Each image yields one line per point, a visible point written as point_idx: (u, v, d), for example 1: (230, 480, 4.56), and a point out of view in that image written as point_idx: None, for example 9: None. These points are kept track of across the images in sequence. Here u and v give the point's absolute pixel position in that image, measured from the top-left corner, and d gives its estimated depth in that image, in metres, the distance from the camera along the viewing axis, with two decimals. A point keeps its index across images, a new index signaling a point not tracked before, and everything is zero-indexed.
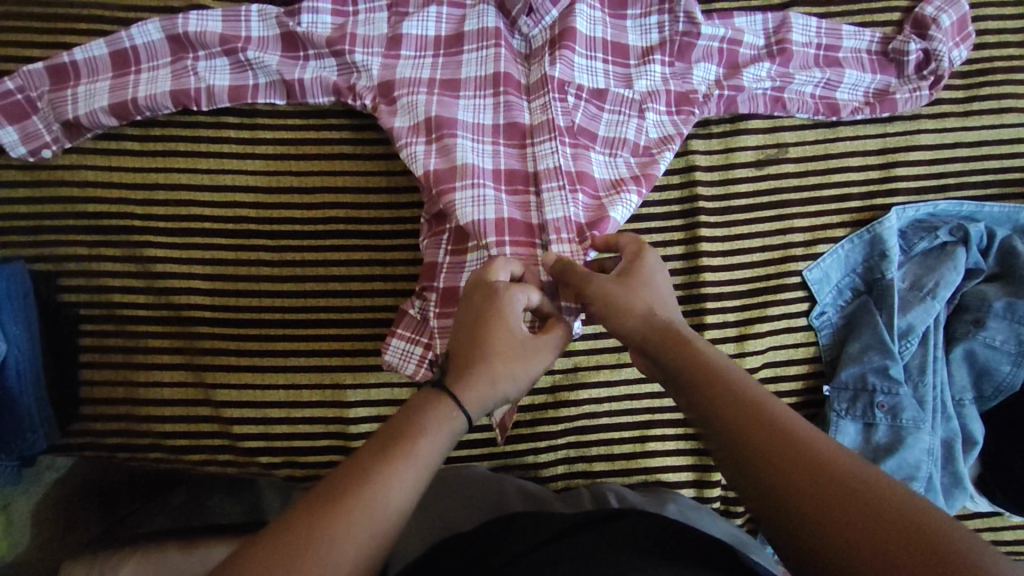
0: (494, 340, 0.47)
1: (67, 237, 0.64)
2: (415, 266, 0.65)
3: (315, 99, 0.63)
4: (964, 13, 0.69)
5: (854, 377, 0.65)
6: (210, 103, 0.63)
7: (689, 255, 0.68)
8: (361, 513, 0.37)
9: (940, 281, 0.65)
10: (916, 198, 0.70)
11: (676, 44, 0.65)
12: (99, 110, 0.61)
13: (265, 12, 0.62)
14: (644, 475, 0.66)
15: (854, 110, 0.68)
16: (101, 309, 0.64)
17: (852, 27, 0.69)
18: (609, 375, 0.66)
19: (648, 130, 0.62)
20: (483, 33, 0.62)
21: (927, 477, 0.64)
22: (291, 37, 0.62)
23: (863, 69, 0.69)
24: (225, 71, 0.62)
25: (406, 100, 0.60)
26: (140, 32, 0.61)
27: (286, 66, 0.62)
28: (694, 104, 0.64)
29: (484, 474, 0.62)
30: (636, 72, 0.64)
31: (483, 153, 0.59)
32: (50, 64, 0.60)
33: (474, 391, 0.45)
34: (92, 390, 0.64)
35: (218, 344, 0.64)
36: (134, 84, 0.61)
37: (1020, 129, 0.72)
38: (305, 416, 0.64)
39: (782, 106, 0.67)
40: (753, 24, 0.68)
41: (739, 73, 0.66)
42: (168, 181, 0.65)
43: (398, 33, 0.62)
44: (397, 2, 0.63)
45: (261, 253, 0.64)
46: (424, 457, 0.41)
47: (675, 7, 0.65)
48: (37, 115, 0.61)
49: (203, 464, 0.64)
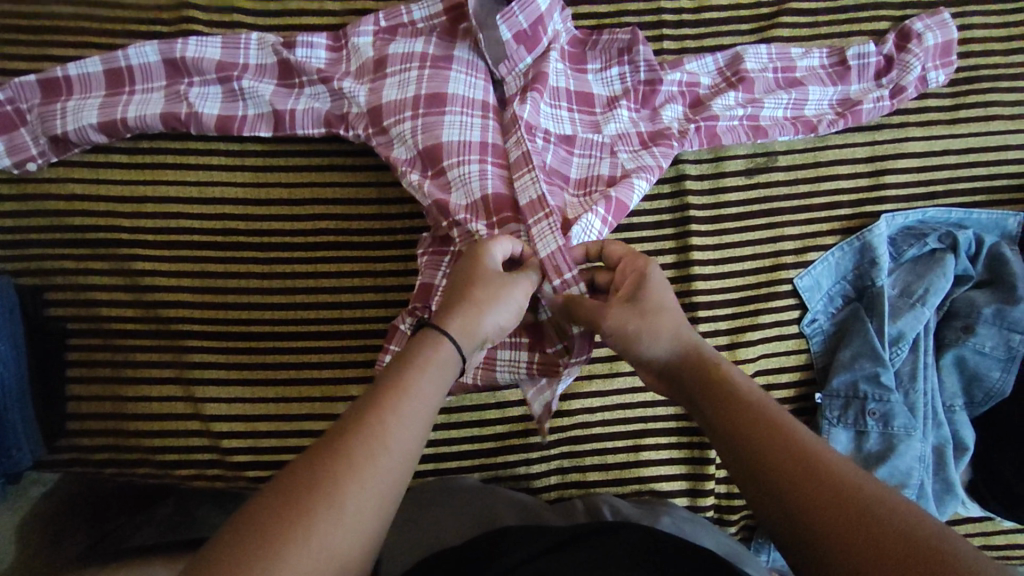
0: (479, 273, 0.48)
1: (54, 250, 0.63)
2: (405, 278, 0.65)
3: (307, 130, 0.63)
4: (950, 37, 0.70)
5: (845, 385, 0.66)
6: (199, 129, 0.62)
7: (680, 263, 0.68)
8: (364, 455, 0.36)
9: (929, 288, 0.65)
10: (905, 206, 0.71)
11: (639, 93, 0.65)
12: (88, 127, 0.61)
13: (264, 40, 0.62)
14: (638, 485, 0.66)
15: (831, 123, 0.67)
16: (89, 323, 0.63)
17: (801, 49, 0.70)
18: (602, 385, 0.66)
19: (624, 163, 0.61)
20: (473, 62, 0.61)
21: (918, 484, 0.64)
22: (286, 65, 0.62)
23: (825, 84, 0.68)
24: (216, 99, 0.62)
25: (396, 130, 0.59)
26: (136, 54, 0.61)
27: (281, 96, 0.62)
28: (671, 138, 0.63)
29: (476, 486, 0.61)
30: (604, 117, 0.64)
31: (469, 177, 0.57)
32: (43, 78, 0.60)
33: (459, 318, 0.46)
34: (78, 405, 0.63)
35: (208, 358, 0.63)
36: (125, 104, 0.61)
37: (1007, 136, 0.72)
38: (296, 429, 0.63)
39: (760, 130, 0.66)
40: (704, 66, 0.68)
41: (707, 105, 0.65)
42: (156, 195, 0.64)
43: (386, 54, 0.61)
44: (384, 30, 0.62)
45: (250, 265, 0.64)
46: (420, 390, 0.41)
47: (634, 58, 0.66)
48: (25, 127, 0.61)
49: (192, 479, 0.63)
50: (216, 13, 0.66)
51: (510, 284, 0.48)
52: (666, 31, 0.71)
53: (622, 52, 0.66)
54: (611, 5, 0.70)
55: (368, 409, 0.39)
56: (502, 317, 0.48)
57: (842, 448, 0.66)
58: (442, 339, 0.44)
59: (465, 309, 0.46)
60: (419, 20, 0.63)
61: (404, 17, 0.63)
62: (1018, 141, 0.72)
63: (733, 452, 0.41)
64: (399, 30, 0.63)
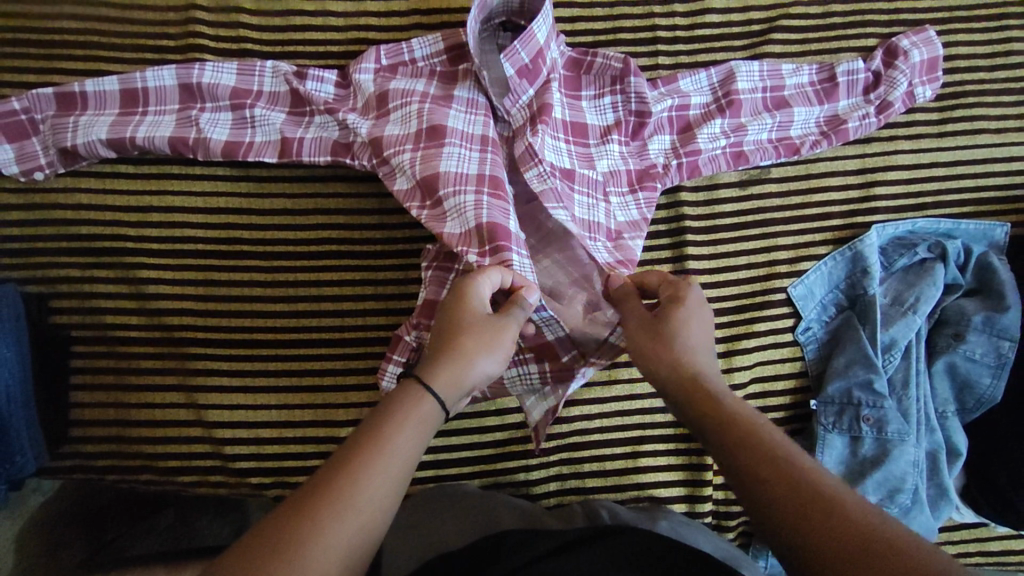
0: (462, 325, 0.49)
1: (60, 258, 0.64)
2: (407, 286, 0.66)
3: (312, 158, 0.63)
4: (936, 53, 0.72)
5: (840, 391, 0.67)
6: (206, 154, 0.62)
7: (676, 272, 0.70)
8: (346, 507, 0.39)
9: (920, 296, 0.67)
10: (896, 216, 0.73)
11: (630, 124, 0.67)
12: (97, 142, 0.61)
13: (278, 68, 0.64)
14: (636, 491, 0.67)
15: (814, 144, 0.69)
16: (93, 330, 0.64)
17: (792, 65, 0.71)
18: (601, 392, 0.67)
19: (616, 214, 0.64)
20: (472, 102, 0.63)
21: (913, 489, 0.65)
22: (297, 95, 0.64)
23: (811, 103, 0.70)
24: (226, 125, 0.63)
25: (396, 161, 0.60)
26: (154, 76, 0.63)
27: (291, 125, 0.63)
28: (656, 177, 0.66)
29: (477, 492, 0.62)
30: (597, 151, 0.65)
31: (464, 208, 0.57)
32: (60, 91, 0.62)
33: (443, 371, 0.47)
34: (82, 411, 0.63)
35: (212, 365, 0.64)
36: (137, 124, 0.62)
37: (992, 149, 0.74)
38: (298, 436, 0.64)
39: (742, 157, 0.68)
40: (698, 83, 0.70)
41: (693, 134, 0.68)
42: (162, 204, 0.65)
43: (386, 89, 0.62)
44: (385, 69, 0.64)
45: (254, 273, 0.65)
46: (403, 448, 0.43)
47: (626, 88, 0.67)
48: (37, 136, 0.62)
49: (194, 485, 0.64)
50: (222, 28, 0.68)
51: (491, 331, 0.49)
52: (662, 48, 0.73)
53: (614, 82, 0.68)
54: (608, 23, 0.72)
55: (355, 453, 0.41)
56: (488, 366, 0.49)
57: (837, 453, 0.67)
58: (424, 395, 0.45)
59: (448, 363, 0.47)
60: (419, 59, 0.65)
61: (405, 55, 0.65)
62: (1003, 154, 0.74)
63: (730, 458, 0.43)
64: (399, 69, 0.65)
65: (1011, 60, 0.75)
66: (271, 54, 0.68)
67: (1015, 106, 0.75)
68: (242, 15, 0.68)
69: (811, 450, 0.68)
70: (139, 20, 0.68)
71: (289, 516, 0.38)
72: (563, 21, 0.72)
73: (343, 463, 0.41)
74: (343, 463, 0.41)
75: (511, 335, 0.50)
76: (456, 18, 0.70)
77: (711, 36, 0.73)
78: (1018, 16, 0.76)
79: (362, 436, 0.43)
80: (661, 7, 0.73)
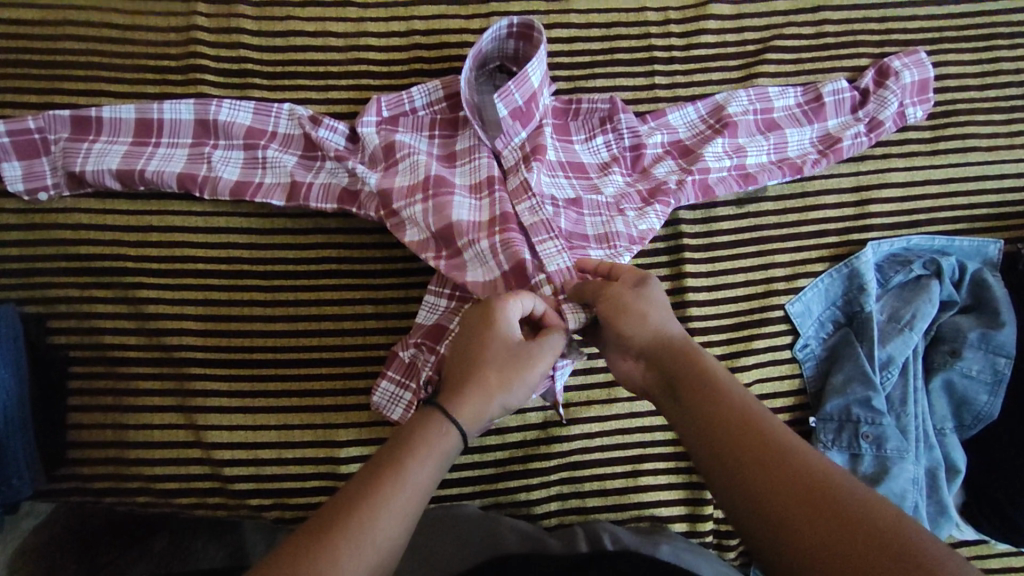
0: (492, 357, 0.49)
1: (58, 279, 0.64)
2: (407, 306, 0.66)
3: (319, 204, 0.63)
4: (926, 76, 0.73)
5: (839, 409, 0.67)
6: (213, 191, 0.63)
7: (675, 290, 0.70)
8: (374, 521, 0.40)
9: (917, 312, 0.67)
10: (891, 234, 0.73)
11: (629, 159, 0.68)
12: (106, 171, 0.61)
13: (295, 113, 0.65)
14: (636, 511, 0.66)
15: (814, 162, 0.70)
16: (92, 350, 0.63)
17: (777, 88, 0.73)
18: (600, 411, 0.67)
19: (635, 223, 0.64)
20: (474, 149, 0.64)
21: (913, 506, 0.64)
22: (311, 139, 0.64)
23: (800, 124, 0.71)
24: (238, 163, 0.63)
25: (407, 213, 0.60)
26: (171, 109, 0.63)
27: (302, 168, 0.64)
28: (667, 194, 0.65)
29: (478, 513, 0.62)
30: (601, 181, 0.66)
31: (485, 255, 0.59)
32: (75, 114, 0.62)
33: (470, 407, 0.47)
34: (79, 433, 0.63)
35: (209, 386, 0.64)
36: (148, 156, 0.62)
37: (984, 167, 0.75)
38: (297, 456, 0.64)
39: (750, 177, 0.68)
40: (685, 117, 0.71)
41: (699, 154, 0.68)
42: (162, 224, 0.65)
43: (391, 141, 0.63)
44: (386, 121, 0.65)
45: (254, 293, 0.65)
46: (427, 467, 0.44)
47: (617, 127, 0.68)
48: (47, 156, 0.63)
49: (193, 508, 0.63)
50: (223, 48, 0.69)
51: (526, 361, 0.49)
52: (658, 67, 0.74)
53: (604, 122, 0.69)
54: (604, 43, 0.73)
55: (382, 472, 0.43)
56: (510, 401, 0.49)
57: None
58: (452, 429, 0.46)
59: (475, 398, 0.48)
60: (420, 108, 0.66)
61: (407, 105, 0.66)
62: (995, 171, 0.75)
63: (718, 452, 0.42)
64: (400, 120, 0.66)
65: (1001, 80, 0.77)
66: (272, 74, 0.69)
67: (1005, 124, 0.76)
68: (244, 36, 0.69)
69: None
70: (141, 41, 0.68)
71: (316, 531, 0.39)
72: (560, 41, 0.73)
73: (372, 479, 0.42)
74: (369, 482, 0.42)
75: (539, 372, 0.50)
76: (455, 39, 0.71)
77: (705, 57, 0.74)
78: (1006, 36, 0.77)
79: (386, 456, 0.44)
80: (657, 27, 0.74)
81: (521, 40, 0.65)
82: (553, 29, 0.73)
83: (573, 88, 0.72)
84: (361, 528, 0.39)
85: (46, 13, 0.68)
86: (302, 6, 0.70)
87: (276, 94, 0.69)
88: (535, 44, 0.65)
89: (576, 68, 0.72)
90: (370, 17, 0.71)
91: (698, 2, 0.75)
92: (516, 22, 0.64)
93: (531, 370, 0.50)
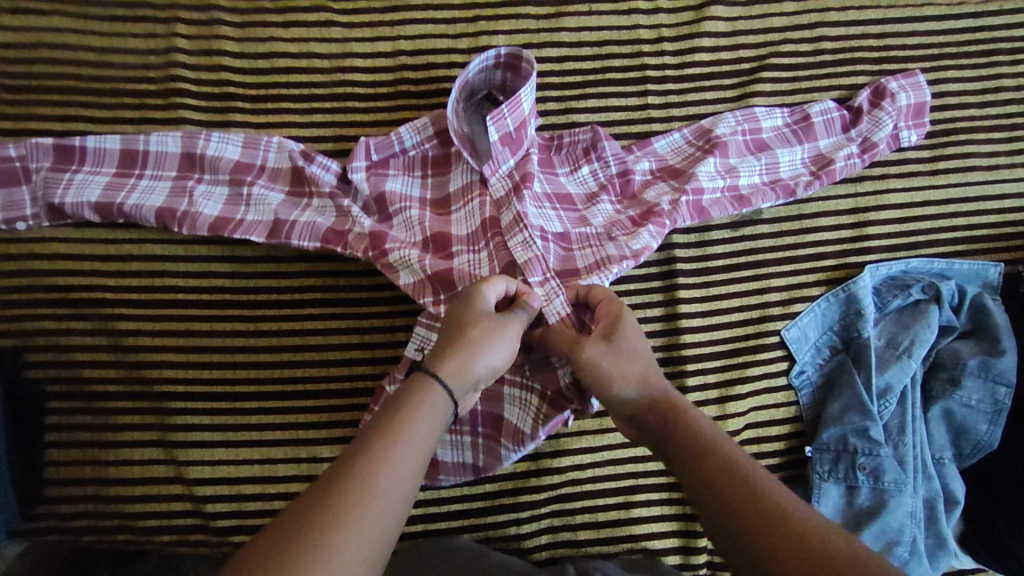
0: (467, 318, 0.50)
1: (35, 310, 0.62)
2: (394, 335, 0.65)
3: (301, 242, 0.60)
4: (923, 99, 0.72)
5: (835, 439, 0.65)
6: (191, 227, 0.60)
7: (668, 316, 0.69)
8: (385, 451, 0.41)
9: (915, 339, 0.66)
10: (889, 256, 0.72)
11: (617, 185, 0.66)
12: (85, 204, 0.59)
13: (283, 145, 0.64)
14: (628, 543, 0.65)
15: (807, 184, 0.68)
16: (69, 384, 0.62)
17: (765, 107, 0.71)
18: (592, 441, 0.66)
19: (628, 244, 0.61)
20: (468, 188, 0.63)
21: (911, 540, 0.63)
22: (299, 174, 0.63)
23: (791, 143, 0.70)
24: (221, 199, 0.62)
25: (399, 255, 0.58)
26: (157, 141, 0.62)
27: (287, 206, 0.62)
28: (661, 215, 0.63)
29: (467, 548, 0.60)
30: (589, 211, 0.64)
31: None
32: (58, 144, 0.61)
33: (451, 363, 0.48)
34: (56, 470, 0.61)
35: (192, 420, 0.62)
36: (130, 188, 0.61)
37: (984, 187, 0.73)
38: (281, 491, 0.62)
39: (744, 199, 0.66)
40: (673, 143, 0.70)
41: (690, 174, 0.66)
42: (141, 253, 0.63)
43: (382, 192, 0.62)
44: (377, 165, 0.64)
45: (237, 323, 0.64)
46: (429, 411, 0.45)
47: (601, 155, 0.67)
48: (26, 185, 0.60)
49: (174, 546, 0.62)
50: (204, 71, 0.67)
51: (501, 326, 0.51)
52: (651, 87, 0.72)
53: (586, 152, 0.67)
54: (596, 63, 0.71)
55: (378, 432, 0.43)
56: (494, 358, 0.49)
57: (833, 503, 0.65)
58: (434, 383, 0.47)
59: (455, 353, 0.48)
60: (411, 148, 0.65)
61: (396, 146, 0.65)
62: (995, 191, 0.73)
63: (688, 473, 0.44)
64: (391, 162, 0.65)
65: (1002, 97, 0.75)
66: (254, 97, 0.67)
67: (1005, 143, 0.74)
68: (224, 58, 0.67)
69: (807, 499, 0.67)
70: (119, 64, 0.66)
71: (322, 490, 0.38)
72: (550, 61, 0.71)
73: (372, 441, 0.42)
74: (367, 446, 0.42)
75: (516, 330, 0.51)
76: (442, 60, 0.70)
77: (699, 75, 0.73)
78: (1007, 51, 0.76)
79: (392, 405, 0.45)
80: (650, 45, 0.72)
81: (509, 72, 0.65)
82: (542, 48, 0.71)
83: (564, 109, 0.71)
84: (366, 479, 0.39)
85: (20, 36, 0.66)
86: (285, 27, 0.69)
87: (259, 118, 0.67)
88: (524, 74, 0.64)
89: (567, 88, 0.71)
90: (355, 38, 0.69)
91: (691, 19, 0.73)
92: (504, 52, 0.63)
93: (507, 334, 0.51)
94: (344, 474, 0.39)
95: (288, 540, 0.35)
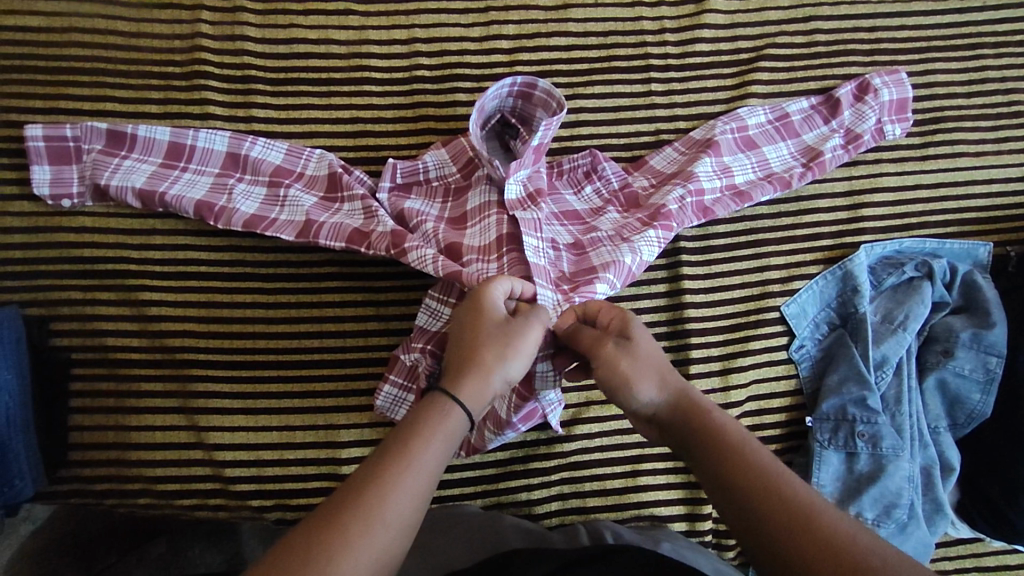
0: (480, 345, 0.49)
1: (62, 281, 0.64)
2: (409, 307, 0.67)
3: (327, 242, 0.63)
4: (905, 95, 0.75)
5: (835, 408, 0.68)
6: (227, 222, 0.63)
7: (672, 292, 0.71)
8: (411, 450, 0.44)
9: (909, 313, 0.69)
10: (883, 237, 0.75)
11: (621, 198, 0.69)
12: (130, 188, 0.63)
13: (324, 156, 0.67)
14: (636, 510, 0.67)
15: (801, 175, 0.71)
16: (96, 352, 0.64)
17: (748, 107, 0.74)
18: (600, 412, 0.68)
19: (639, 245, 0.63)
20: (483, 207, 0.64)
21: (909, 504, 0.65)
22: (336, 180, 0.66)
23: (775, 140, 0.73)
24: (258, 198, 0.65)
25: (416, 255, 0.60)
26: (205, 137, 0.65)
27: (318, 209, 0.65)
28: (669, 218, 0.65)
29: (478, 513, 0.62)
30: (596, 224, 0.66)
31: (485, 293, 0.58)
32: (112, 129, 0.64)
33: (472, 388, 0.48)
34: (81, 434, 0.63)
35: (212, 387, 0.64)
36: (173, 179, 0.64)
37: (973, 172, 0.77)
38: (300, 457, 0.64)
39: (744, 195, 0.69)
40: (666, 157, 0.73)
41: (694, 176, 0.68)
42: (165, 227, 0.66)
43: (402, 208, 0.64)
44: (399, 189, 0.67)
45: (256, 294, 0.66)
46: (452, 426, 0.46)
47: (602, 176, 0.70)
48: (77, 165, 0.64)
49: (193, 510, 0.63)
50: (227, 55, 0.70)
51: (516, 344, 0.50)
52: (654, 76, 0.75)
53: (588, 173, 0.71)
54: (601, 52, 0.75)
55: (409, 438, 0.44)
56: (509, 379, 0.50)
57: (833, 470, 0.67)
58: (453, 411, 0.47)
59: (473, 381, 0.48)
60: (434, 177, 0.67)
61: (420, 174, 0.67)
62: (982, 176, 0.77)
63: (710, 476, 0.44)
64: (413, 188, 0.67)
65: (988, 88, 0.79)
66: (275, 80, 0.70)
67: (992, 130, 0.78)
68: (247, 43, 0.70)
69: (807, 467, 0.69)
70: (146, 48, 0.69)
71: (363, 482, 0.42)
72: (559, 50, 0.74)
73: (378, 469, 0.42)
74: (376, 470, 0.42)
75: (530, 346, 0.51)
76: (455, 48, 0.73)
77: (700, 65, 0.76)
78: (991, 45, 0.79)
79: (420, 412, 0.46)
80: (653, 36, 0.76)
81: (521, 98, 0.66)
82: (551, 38, 0.75)
83: (571, 94, 0.74)
84: (394, 479, 0.42)
85: (52, 21, 0.68)
86: (305, 15, 0.72)
87: (279, 100, 0.70)
88: (535, 103, 0.66)
89: (573, 75, 0.74)
90: (371, 26, 0.72)
91: (691, 12, 0.77)
92: (519, 81, 0.65)
93: (522, 353, 0.51)
94: (361, 483, 0.41)
95: (325, 526, 0.39)
